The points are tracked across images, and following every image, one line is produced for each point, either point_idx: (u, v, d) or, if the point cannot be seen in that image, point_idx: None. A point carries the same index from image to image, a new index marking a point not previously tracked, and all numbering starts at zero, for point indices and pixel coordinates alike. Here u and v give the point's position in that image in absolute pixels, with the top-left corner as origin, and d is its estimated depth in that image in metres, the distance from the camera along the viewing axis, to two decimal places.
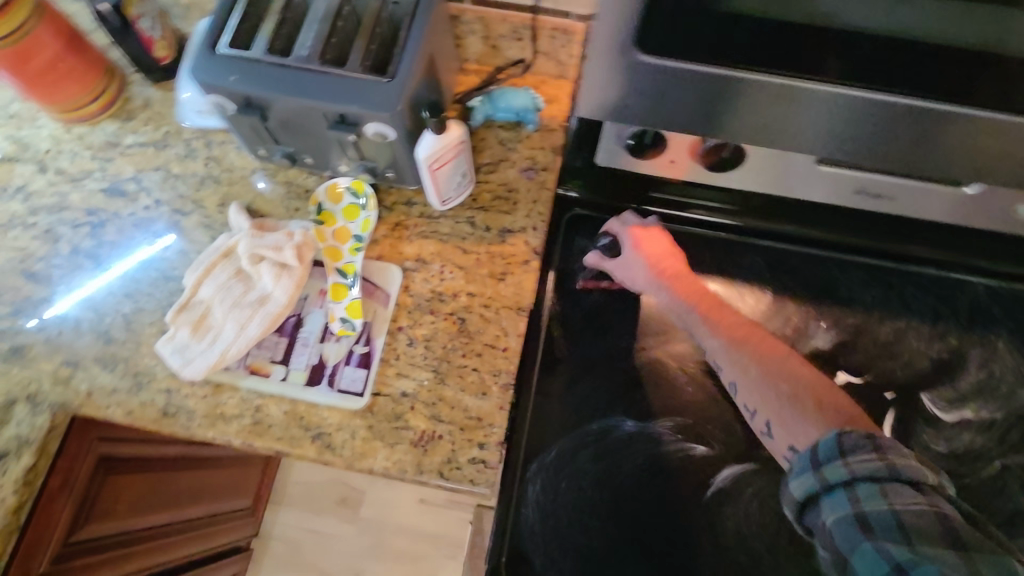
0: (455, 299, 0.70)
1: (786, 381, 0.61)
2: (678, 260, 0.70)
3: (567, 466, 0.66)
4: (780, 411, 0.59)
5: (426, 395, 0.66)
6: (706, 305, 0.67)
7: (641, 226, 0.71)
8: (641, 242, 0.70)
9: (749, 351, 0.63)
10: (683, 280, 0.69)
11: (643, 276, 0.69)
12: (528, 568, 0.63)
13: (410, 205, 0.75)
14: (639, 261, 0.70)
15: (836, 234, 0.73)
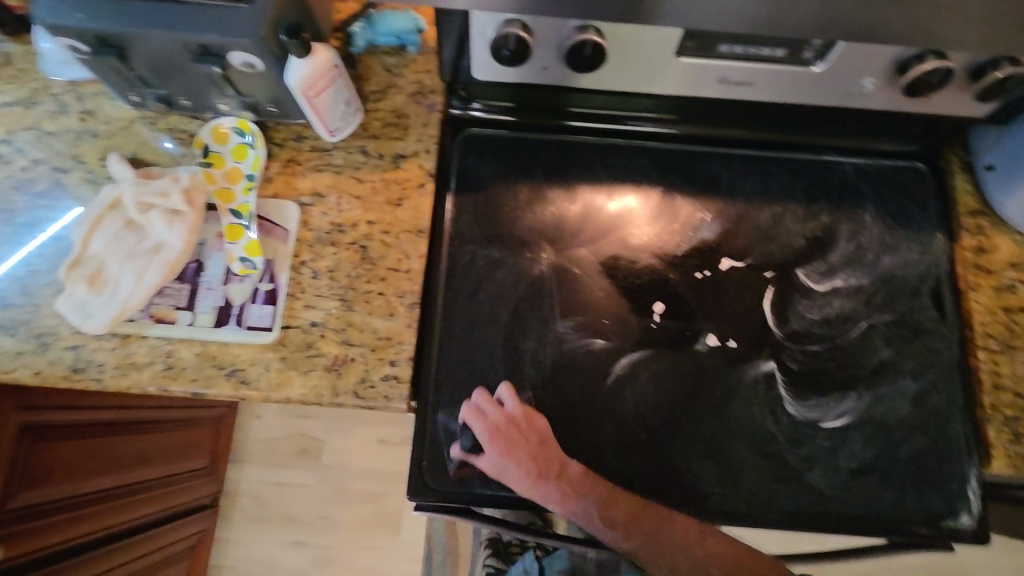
0: (355, 228, 0.72)
1: (675, 549, 0.67)
2: (545, 444, 0.66)
3: (479, 372, 0.70)
4: (695, 568, 0.69)
5: (335, 322, 0.69)
6: (592, 487, 0.65)
7: (497, 413, 0.67)
8: (509, 447, 0.65)
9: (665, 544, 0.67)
10: (554, 466, 0.65)
11: (519, 482, 0.65)
12: (449, 469, 0.67)
13: (300, 140, 0.75)
14: (510, 469, 0.65)
15: (711, 130, 0.78)
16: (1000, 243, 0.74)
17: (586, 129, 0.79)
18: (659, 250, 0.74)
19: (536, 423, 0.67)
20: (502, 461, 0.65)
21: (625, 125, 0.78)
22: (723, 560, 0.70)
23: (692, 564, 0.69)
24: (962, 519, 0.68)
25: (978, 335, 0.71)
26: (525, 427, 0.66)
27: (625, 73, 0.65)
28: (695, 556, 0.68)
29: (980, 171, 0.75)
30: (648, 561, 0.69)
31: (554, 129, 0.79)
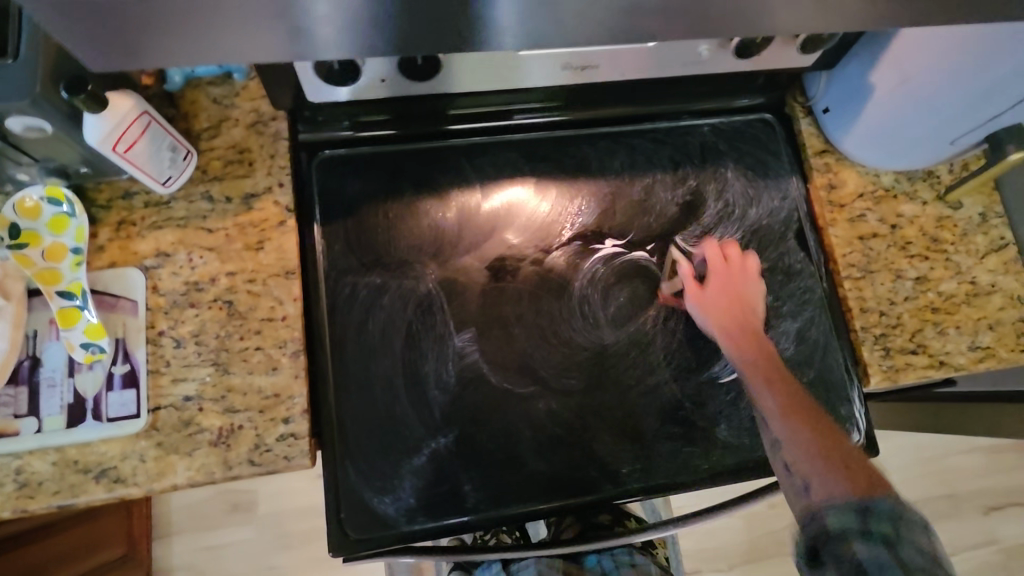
0: (214, 283, 0.65)
1: (831, 454, 0.56)
2: (744, 293, 0.70)
3: (383, 408, 0.66)
4: (806, 449, 0.57)
5: (212, 391, 0.62)
6: (743, 337, 0.66)
7: (733, 259, 0.71)
8: (721, 284, 0.69)
9: (797, 402, 0.61)
10: (749, 324, 0.68)
11: (710, 320, 0.68)
12: (371, 514, 0.64)
13: (130, 197, 0.66)
14: (704, 310, 0.68)
15: (582, 113, 0.77)
16: (846, 177, 0.80)
17: (472, 131, 0.76)
18: (544, 244, 0.73)
19: (756, 281, 0.71)
20: (708, 296, 0.69)
21: (513, 119, 0.76)
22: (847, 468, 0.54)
23: (815, 434, 0.58)
24: (854, 438, 0.74)
25: (841, 266, 0.77)
26: (749, 278, 0.71)
27: (480, 71, 0.64)
28: (817, 438, 0.57)
29: (819, 114, 0.79)
30: (767, 415, 0.61)
31: (413, 137, 0.75)
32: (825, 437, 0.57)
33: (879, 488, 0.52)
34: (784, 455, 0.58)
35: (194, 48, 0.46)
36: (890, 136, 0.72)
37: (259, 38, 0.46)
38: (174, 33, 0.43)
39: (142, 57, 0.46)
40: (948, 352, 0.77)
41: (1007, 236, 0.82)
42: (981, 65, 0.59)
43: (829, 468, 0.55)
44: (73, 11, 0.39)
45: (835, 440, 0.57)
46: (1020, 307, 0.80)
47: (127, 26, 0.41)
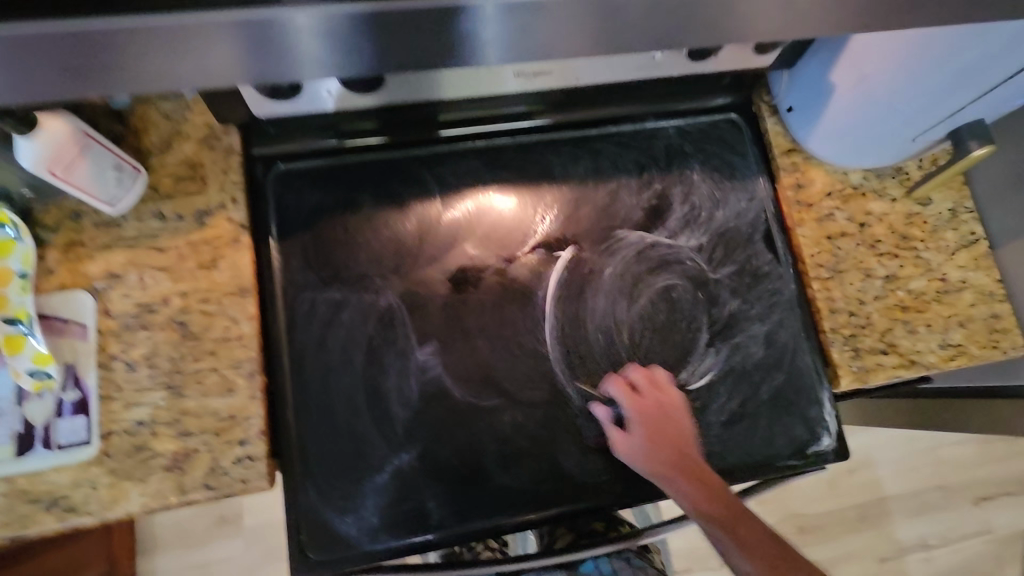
0: (167, 304, 0.64)
1: (769, 558, 0.57)
2: (678, 432, 0.65)
3: (344, 426, 0.65)
4: (747, 549, 0.58)
5: (166, 415, 0.61)
6: (678, 467, 0.63)
7: (646, 396, 0.67)
8: (649, 433, 0.64)
9: (766, 550, 0.58)
10: (683, 459, 0.64)
11: (644, 464, 0.64)
12: (332, 535, 0.63)
13: (78, 218, 0.65)
14: (641, 454, 0.64)
15: (563, 116, 0.76)
16: (814, 176, 0.79)
17: (464, 137, 0.75)
18: (506, 254, 0.72)
19: (682, 410, 0.67)
20: (636, 435, 0.64)
21: (500, 124, 0.75)
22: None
23: (755, 551, 0.58)
24: (824, 441, 0.73)
25: (809, 267, 0.77)
26: (668, 406, 0.66)
27: (463, 74, 0.65)
28: (758, 555, 0.58)
29: (784, 113, 0.78)
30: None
31: (382, 147, 0.74)
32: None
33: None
34: None
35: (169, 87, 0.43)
36: (853, 135, 0.71)
37: (241, 61, 0.42)
38: (147, 66, 0.40)
39: (119, 88, 0.43)
40: (918, 351, 0.76)
41: (978, 231, 0.81)
42: (946, 65, 0.58)
43: None
44: (31, 44, 0.36)
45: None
46: (991, 302, 0.79)
47: (95, 60, 0.39)
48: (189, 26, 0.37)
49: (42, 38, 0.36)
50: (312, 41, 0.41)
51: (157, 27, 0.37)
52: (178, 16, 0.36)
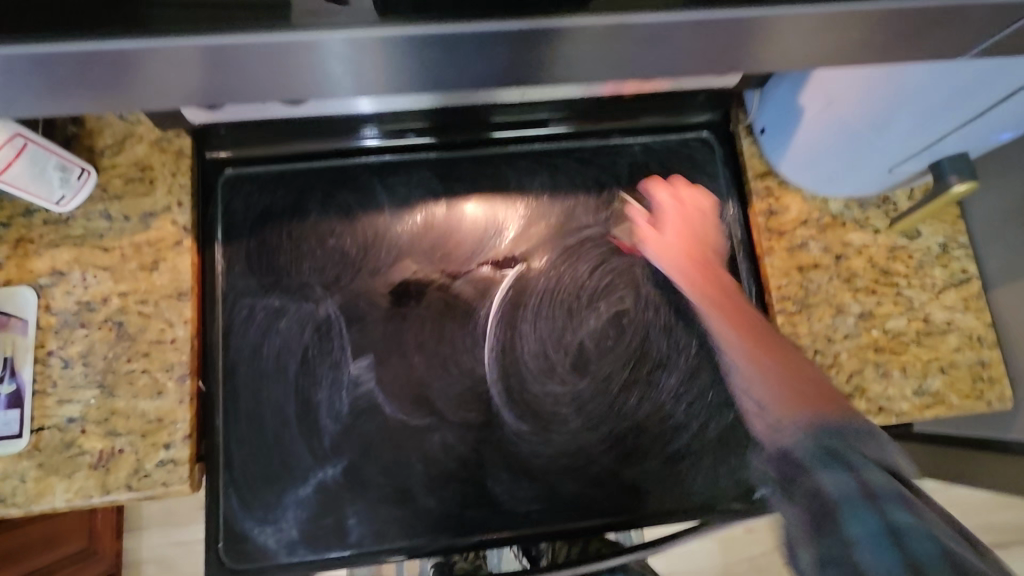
0: (106, 304, 0.65)
1: (801, 388, 0.52)
2: (699, 228, 0.71)
3: (272, 437, 0.66)
4: (759, 366, 0.55)
5: (96, 414, 0.62)
6: (700, 270, 0.67)
7: (676, 190, 0.72)
8: (675, 224, 0.70)
9: (752, 323, 0.60)
10: (704, 257, 0.68)
11: (654, 250, 0.69)
12: (250, 542, 0.64)
13: (29, 214, 0.66)
14: (654, 250, 0.69)
15: (588, 124, 0.75)
16: (789, 203, 0.74)
17: (502, 141, 0.74)
18: (451, 269, 0.70)
19: (707, 207, 0.72)
20: (651, 247, 0.70)
21: (532, 129, 0.74)
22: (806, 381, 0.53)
23: (775, 362, 0.55)
24: None
25: (774, 300, 0.72)
26: (694, 215, 0.71)
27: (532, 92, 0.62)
28: (801, 384, 0.53)
29: (757, 135, 0.73)
30: (734, 363, 0.57)
31: (419, 147, 0.73)
32: (781, 359, 0.55)
33: (847, 415, 0.50)
34: (755, 417, 0.52)
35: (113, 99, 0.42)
36: (824, 161, 0.66)
37: (204, 84, 0.42)
38: (159, 80, 0.41)
39: (147, 103, 0.44)
40: (890, 397, 0.71)
41: (970, 269, 0.74)
42: (916, 92, 0.52)
43: (797, 404, 0.51)
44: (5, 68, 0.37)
45: (801, 364, 0.54)
46: (978, 348, 0.72)
47: (103, 80, 0.40)
48: (150, 51, 0.38)
49: (21, 63, 0.37)
50: (303, 65, 0.41)
51: (164, 53, 0.38)
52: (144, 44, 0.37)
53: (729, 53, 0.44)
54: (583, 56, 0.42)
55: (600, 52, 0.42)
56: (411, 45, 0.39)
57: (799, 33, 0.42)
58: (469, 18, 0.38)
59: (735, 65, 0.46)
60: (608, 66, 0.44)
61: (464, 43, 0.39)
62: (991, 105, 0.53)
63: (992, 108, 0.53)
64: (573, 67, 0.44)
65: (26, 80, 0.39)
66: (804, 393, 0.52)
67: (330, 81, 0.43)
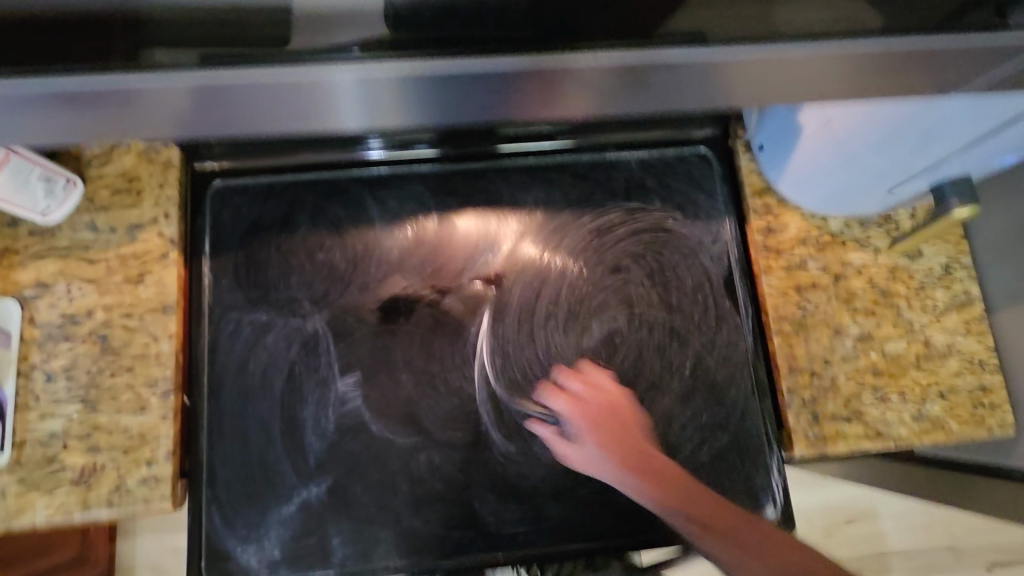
0: (91, 317, 0.64)
1: (747, 543, 0.54)
2: (632, 424, 0.64)
3: (256, 454, 0.65)
4: (726, 544, 0.54)
5: (78, 429, 0.61)
6: (642, 453, 0.61)
7: (589, 390, 0.66)
8: (605, 438, 0.62)
9: (703, 502, 0.58)
10: (642, 454, 0.62)
11: (606, 467, 0.62)
12: (232, 561, 0.63)
13: (15, 224, 0.65)
14: (603, 458, 0.62)
15: (587, 137, 0.74)
16: (787, 221, 0.72)
17: (500, 155, 0.73)
18: (441, 285, 0.69)
19: (624, 401, 0.66)
20: (586, 447, 0.63)
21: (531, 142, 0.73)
22: (774, 555, 0.52)
23: (736, 544, 0.54)
24: (767, 511, 0.68)
25: (771, 320, 0.70)
26: (615, 404, 0.65)
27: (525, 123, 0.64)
28: (756, 548, 0.53)
29: (756, 151, 0.71)
30: (687, 535, 0.56)
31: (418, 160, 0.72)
32: (714, 517, 0.56)
33: (808, 575, 0.50)
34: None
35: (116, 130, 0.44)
36: (823, 183, 0.65)
37: (194, 115, 0.43)
38: (150, 113, 0.42)
39: (148, 132, 0.45)
40: (887, 421, 0.69)
41: (973, 291, 0.72)
42: (912, 117, 0.51)
43: (757, 572, 0.52)
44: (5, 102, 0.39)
45: (752, 525, 0.55)
46: (979, 373, 0.70)
47: (102, 109, 0.41)
48: (141, 88, 0.39)
49: (19, 97, 0.38)
50: (294, 99, 0.42)
51: (154, 87, 0.39)
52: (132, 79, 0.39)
53: (713, 84, 0.44)
54: (578, 92, 0.44)
55: (589, 89, 0.43)
56: (415, 79, 0.41)
57: (773, 73, 0.43)
58: (466, 52, 0.40)
59: (711, 102, 0.47)
60: (606, 98, 0.45)
61: (452, 85, 0.41)
62: (989, 131, 0.51)
63: (992, 134, 0.52)
64: (574, 101, 0.45)
65: (28, 112, 0.40)
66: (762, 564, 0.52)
67: (320, 109, 0.44)
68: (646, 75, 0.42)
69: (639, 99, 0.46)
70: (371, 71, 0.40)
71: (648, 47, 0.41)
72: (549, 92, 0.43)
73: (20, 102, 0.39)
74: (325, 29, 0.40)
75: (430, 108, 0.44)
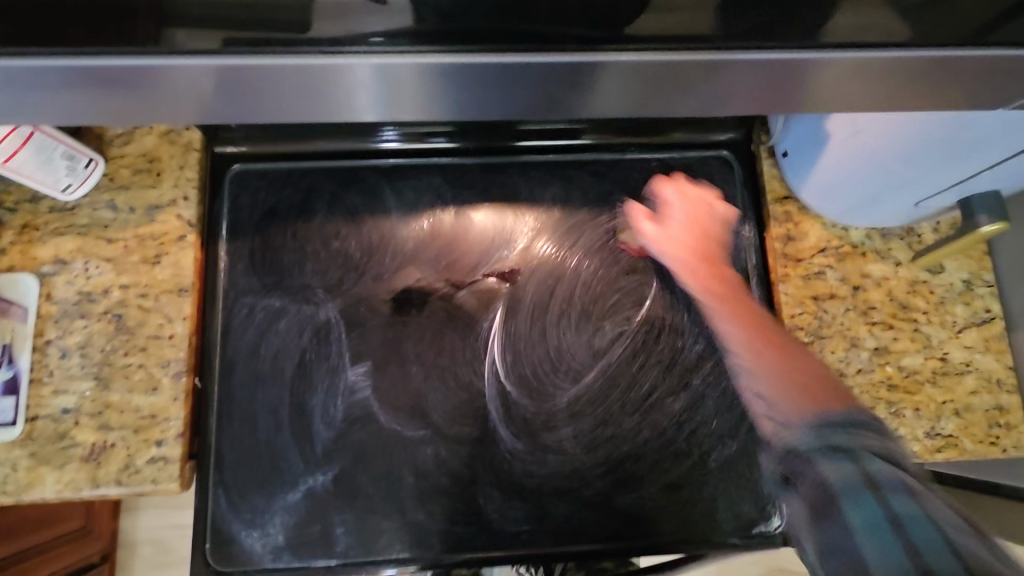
0: (107, 296, 0.64)
1: (799, 374, 0.49)
2: (714, 231, 0.64)
3: (265, 440, 0.65)
4: (789, 386, 0.48)
5: (90, 406, 0.62)
6: (705, 265, 0.61)
7: (692, 200, 0.65)
8: (690, 222, 0.64)
9: (761, 331, 0.53)
10: (714, 257, 0.63)
11: (675, 251, 0.62)
12: (237, 545, 0.63)
13: (36, 200, 0.65)
14: (672, 239, 0.63)
15: (606, 135, 0.73)
16: (807, 229, 0.71)
17: (519, 150, 0.73)
18: (455, 278, 0.69)
19: (721, 210, 0.66)
20: (669, 230, 0.64)
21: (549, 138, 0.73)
22: (813, 377, 0.49)
23: (787, 380, 0.49)
24: (773, 522, 0.68)
25: (787, 329, 0.70)
26: (712, 210, 0.65)
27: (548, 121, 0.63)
28: (801, 379, 0.49)
29: (779, 157, 0.70)
30: (738, 368, 0.52)
31: (436, 151, 0.72)
32: (787, 346, 0.52)
33: (848, 406, 0.46)
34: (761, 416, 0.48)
35: (141, 108, 0.45)
36: (847, 193, 0.64)
37: (214, 98, 0.44)
38: (171, 94, 0.43)
39: (175, 116, 0.47)
40: (900, 437, 0.68)
41: (994, 308, 0.71)
42: (943, 132, 0.51)
43: (786, 402, 0.47)
44: (29, 76, 0.39)
45: (798, 359, 0.50)
46: (996, 392, 0.69)
47: (131, 87, 0.42)
48: (165, 68, 0.40)
49: (45, 71, 0.39)
50: (316, 86, 0.43)
51: (178, 68, 0.40)
52: (156, 58, 0.39)
53: (743, 82, 0.44)
54: (605, 87, 0.44)
55: (619, 84, 0.44)
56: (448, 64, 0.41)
57: (789, 78, 0.44)
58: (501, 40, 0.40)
59: (735, 100, 0.47)
60: (634, 94, 0.45)
61: (485, 74, 0.42)
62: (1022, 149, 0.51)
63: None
64: (603, 97, 0.45)
65: (52, 88, 0.41)
66: (799, 399, 0.47)
67: (341, 97, 0.44)
68: (673, 69, 0.42)
69: (666, 96, 0.46)
70: (397, 57, 0.40)
71: (682, 46, 0.41)
72: (578, 83, 0.44)
73: (53, 78, 0.40)
74: (342, 18, 0.38)
75: (455, 99, 0.45)
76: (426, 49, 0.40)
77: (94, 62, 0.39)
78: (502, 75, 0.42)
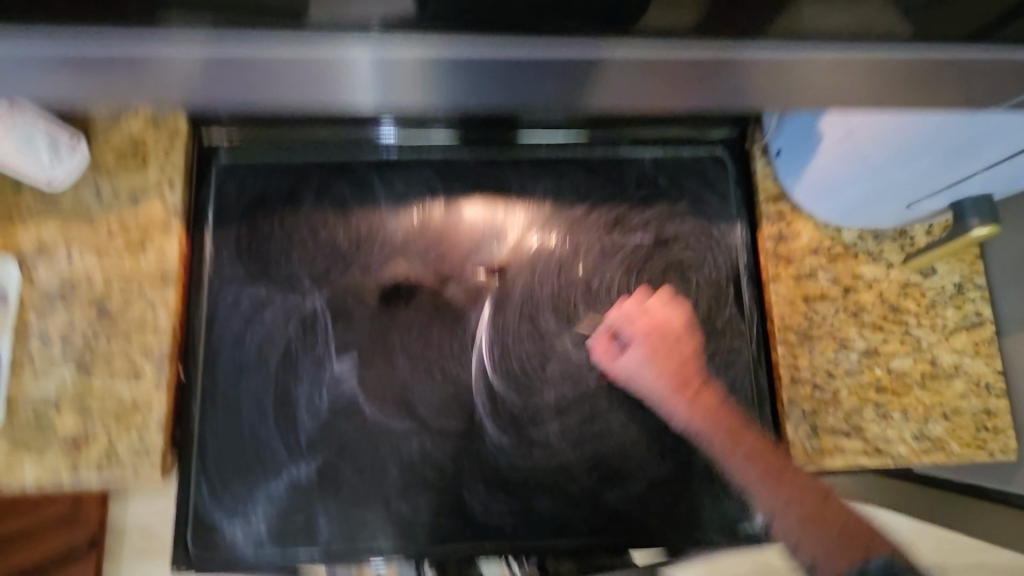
0: (90, 281, 0.63)
1: (801, 498, 0.59)
2: (683, 349, 0.65)
3: (248, 429, 0.64)
4: (792, 525, 0.58)
5: (71, 393, 0.61)
6: (693, 392, 0.63)
7: (644, 315, 0.67)
8: (656, 350, 0.64)
9: (767, 459, 0.60)
10: (693, 377, 0.64)
11: (648, 378, 0.64)
12: (217, 535, 0.63)
13: (20, 184, 0.64)
14: (647, 373, 0.64)
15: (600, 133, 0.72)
16: (799, 229, 0.71)
17: (512, 146, 0.72)
18: (444, 272, 0.68)
19: (675, 318, 0.67)
20: (631, 356, 0.65)
21: (542, 134, 0.72)
22: (833, 528, 0.58)
23: (789, 499, 0.58)
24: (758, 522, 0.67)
25: (777, 329, 0.69)
26: (674, 330, 0.66)
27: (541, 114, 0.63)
28: (811, 509, 0.58)
29: (772, 156, 0.70)
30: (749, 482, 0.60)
31: (427, 146, 0.71)
32: (781, 467, 0.60)
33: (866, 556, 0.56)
34: (796, 547, 0.58)
35: (136, 91, 0.43)
36: (840, 193, 0.64)
37: (208, 80, 0.42)
38: (170, 77, 0.42)
39: (162, 95, 0.45)
40: (888, 439, 0.68)
41: (984, 312, 0.71)
42: (940, 132, 0.50)
43: (804, 526, 0.58)
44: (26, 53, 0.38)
45: (803, 485, 0.59)
46: (985, 396, 0.69)
47: (130, 72, 0.41)
48: (161, 44, 0.38)
49: (40, 49, 0.38)
50: (313, 69, 0.41)
51: (173, 51, 0.39)
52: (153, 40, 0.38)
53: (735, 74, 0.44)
54: (598, 74, 0.43)
55: (612, 72, 0.43)
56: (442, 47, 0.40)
57: (784, 68, 0.43)
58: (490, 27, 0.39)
59: (731, 90, 0.46)
60: (626, 85, 0.45)
61: (475, 63, 0.41)
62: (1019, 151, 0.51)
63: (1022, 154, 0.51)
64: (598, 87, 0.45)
65: (42, 66, 0.40)
66: (836, 536, 0.57)
67: (330, 82, 0.44)
68: (666, 56, 0.41)
69: (659, 86, 0.45)
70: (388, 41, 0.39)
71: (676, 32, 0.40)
72: (570, 73, 0.43)
73: (33, 53, 0.38)
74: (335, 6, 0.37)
75: (449, 81, 0.44)
76: (413, 28, 0.39)
77: (69, 44, 0.38)
78: (493, 62, 0.41)
